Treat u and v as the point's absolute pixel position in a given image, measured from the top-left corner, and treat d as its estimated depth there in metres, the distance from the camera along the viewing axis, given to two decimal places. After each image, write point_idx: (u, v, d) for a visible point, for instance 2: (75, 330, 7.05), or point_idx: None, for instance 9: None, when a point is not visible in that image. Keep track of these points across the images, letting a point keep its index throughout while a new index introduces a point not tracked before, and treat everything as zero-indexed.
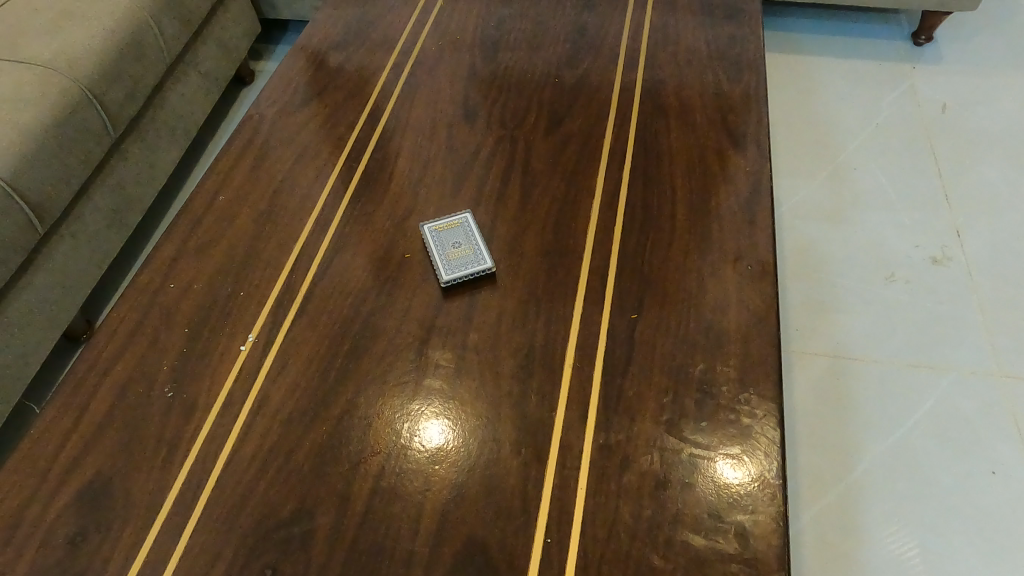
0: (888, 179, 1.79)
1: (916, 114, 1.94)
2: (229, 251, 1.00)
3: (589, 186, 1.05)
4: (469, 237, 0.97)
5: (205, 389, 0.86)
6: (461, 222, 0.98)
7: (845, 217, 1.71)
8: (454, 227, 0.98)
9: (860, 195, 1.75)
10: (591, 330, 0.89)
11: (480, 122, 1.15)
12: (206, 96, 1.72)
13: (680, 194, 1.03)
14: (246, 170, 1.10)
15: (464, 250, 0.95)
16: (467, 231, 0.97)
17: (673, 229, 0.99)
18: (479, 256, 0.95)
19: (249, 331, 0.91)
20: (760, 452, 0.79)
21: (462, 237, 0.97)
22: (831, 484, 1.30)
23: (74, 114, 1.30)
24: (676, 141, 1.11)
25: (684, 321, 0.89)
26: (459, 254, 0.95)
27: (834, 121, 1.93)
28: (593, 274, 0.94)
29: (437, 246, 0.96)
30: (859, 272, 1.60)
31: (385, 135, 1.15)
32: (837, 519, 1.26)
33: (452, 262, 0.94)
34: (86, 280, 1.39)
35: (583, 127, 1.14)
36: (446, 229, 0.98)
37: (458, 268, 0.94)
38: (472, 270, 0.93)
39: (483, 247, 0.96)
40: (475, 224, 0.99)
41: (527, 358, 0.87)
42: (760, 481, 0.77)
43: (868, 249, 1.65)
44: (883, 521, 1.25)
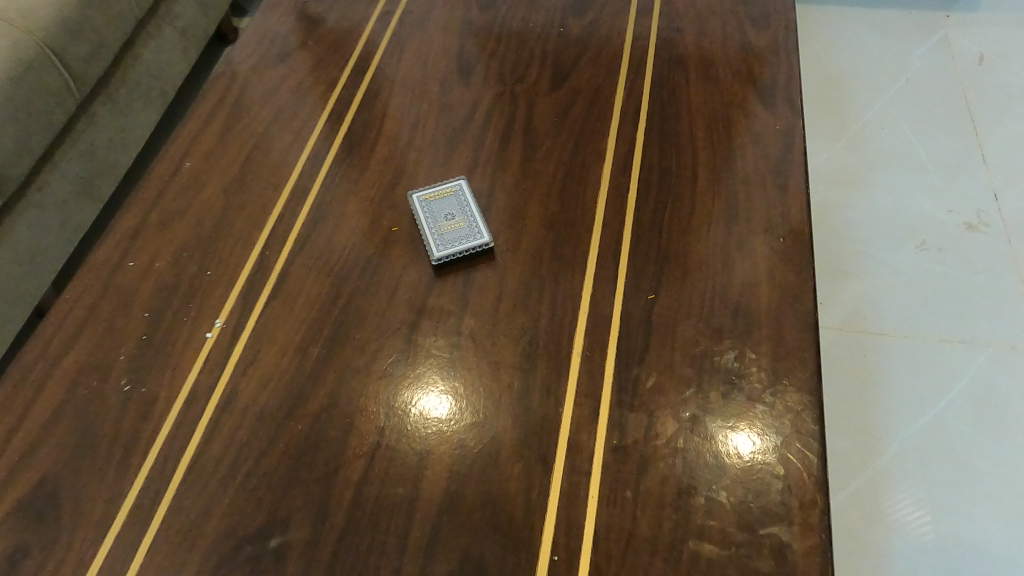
0: (919, 139, 1.65)
1: (948, 67, 1.79)
2: (196, 224, 0.89)
3: (599, 148, 0.93)
4: (464, 208, 0.86)
5: (167, 382, 0.76)
6: (455, 190, 0.87)
7: (873, 181, 1.58)
8: (447, 196, 0.87)
9: (889, 156, 1.62)
10: (603, 313, 0.78)
11: (476, 77, 1.03)
12: (183, 54, 1.59)
13: (703, 157, 0.92)
14: (216, 134, 0.99)
15: (458, 222, 0.85)
16: (462, 201, 0.86)
17: (694, 197, 0.88)
18: (476, 229, 0.84)
19: (217, 316, 0.80)
20: (786, 444, 0.70)
21: (456, 208, 0.86)
22: (859, 470, 1.21)
23: (32, 71, 1.17)
24: (697, 96, 0.99)
25: (708, 303, 0.79)
26: (453, 228, 0.84)
27: (860, 77, 1.79)
28: (605, 249, 0.83)
29: (427, 218, 0.85)
30: (887, 241, 1.49)
31: (370, 93, 1.02)
32: (865, 508, 1.17)
33: (444, 237, 0.83)
34: (54, 254, 1.29)
35: (592, 82, 1.01)
36: (438, 198, 0.87)
37: (452, 243, 0.83)
38: (468, 246, 0.82)
39: (479, 219, 0.85)
40: (471, 193, 0.87)
41: (530, 345, 0.77)
42: (785, 477, 0.68)
43: (898, 215, 1.52)
44: (916, 509, 1.16)
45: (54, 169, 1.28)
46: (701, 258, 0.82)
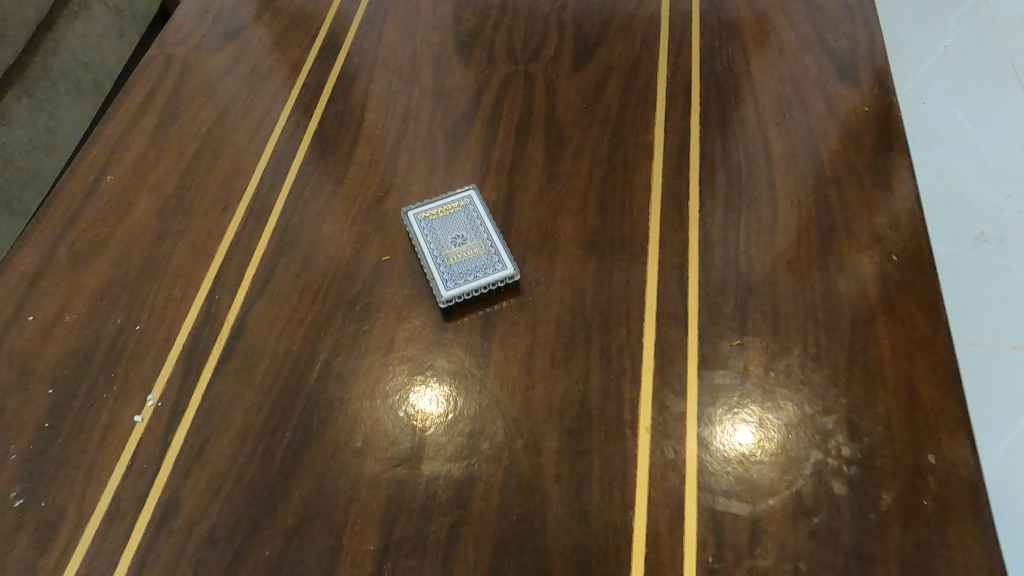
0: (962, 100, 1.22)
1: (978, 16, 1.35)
2: (120, 261, 0.67)
3: (644, 141, 0.73)
4: (478, 227, 0.65)
5: (78, 490, 0.54)
6: (465, 204, 0.66)
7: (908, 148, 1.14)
8: (454, 212, 0.66)
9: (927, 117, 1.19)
10: (673, 369, 0.59)
11: (479, 54, 0.81)
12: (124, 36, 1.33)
13: (777, 151, 0.71)
14: (147, 136, 0.76)
15: (472, 246, 0.64)
16: (474, 218, 0.66)
17: (774, 205, 0.68)
18: (495, 256, 0.63)
19: (148, 391, 0.59)
20: (788, 414, 0.57)
21: (467, 227, 0.65)
22: None
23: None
24: (761, 68, 0.78)
25: (811, 351, 0.59)
26: (465, 255, 0.63)
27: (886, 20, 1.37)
28: (666, 280, 0.63)
29: (428, 243, 0.64)
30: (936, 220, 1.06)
31: (344, 79, 0.80)
32: None
33: (455, 269, 0.63)
34: None
35: (626, 54, 0.80)
36: (442, 216, 0.66)
37: (465, 277, 0.62)
38: (487, 280, 0.62)
39: (499, 242, 0.64)
40: (484, 206, 0.67)
41: (579, 420, 0.57)
42: (783, 453, 0.55)
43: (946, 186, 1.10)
44: None
45: None
46: (794, 289, 0.62)
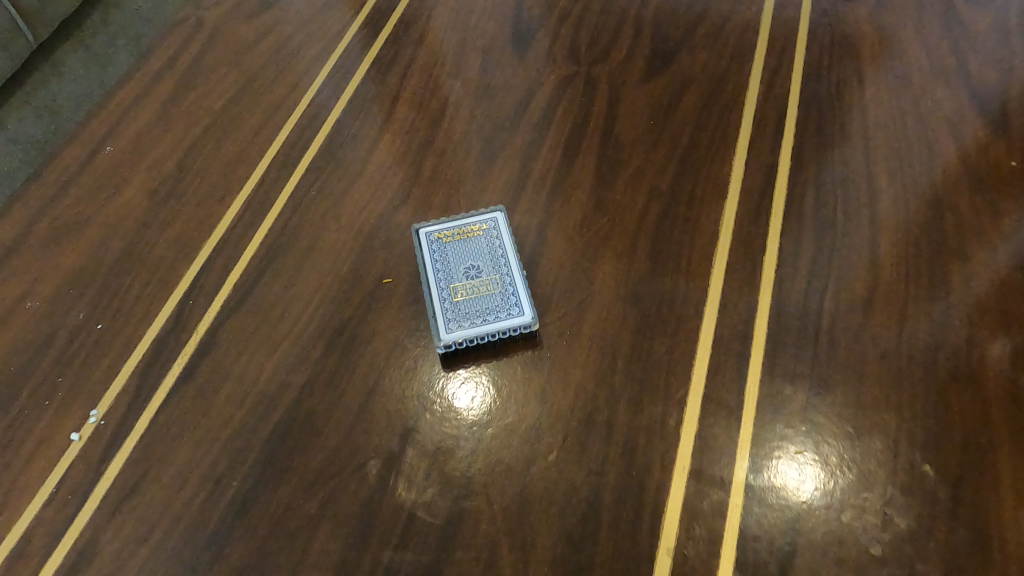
0: None
1: None
2: (98, 246, 0.59)
3: (718, 174, 0.59)
4: (497, 259, 0.55)
5: None
6: (487, 229, 0.56)
7: None
8: (472, 237, 0.56)
9: None
10: (712, 476, 0.47)
11: (536, 49, 0.69)
12: None
13: (887, 205, 0.57)
14: (157, 105, 0.68)
15: (485, 281, 0.53)
16: (495, 248, 0.55)
17: (873, 275, 0.53)
18: (512, 298, 0.52)
19: (93, 406, 0.51)
20: (861, 470, 0.46)
21: (484, 257, 0.55)
22: None
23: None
24: (880, 97, 0.63)
25: (902, 478, 0.46)
26: (475, 291, 0.53)
27: None
28: (720, 356, 0.51)
29: (436, 270, 0.54)
30: None
31: (379, 63, 0.70)
32: None
33: (460, 307, 0.52)
34: None
35: (712, 65, 0.67)
36: (458, 240, 0.56)
37: (471, 319, 0.52)
38: (496, 326, 0.51)
39: (519, 280, 0.53)
40: (510, 234, 0.56)
41: (583, 525, 0.45)
42: (848, 514, 0.45)
43: None
44: None
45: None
46: (887, 393, 0.49)
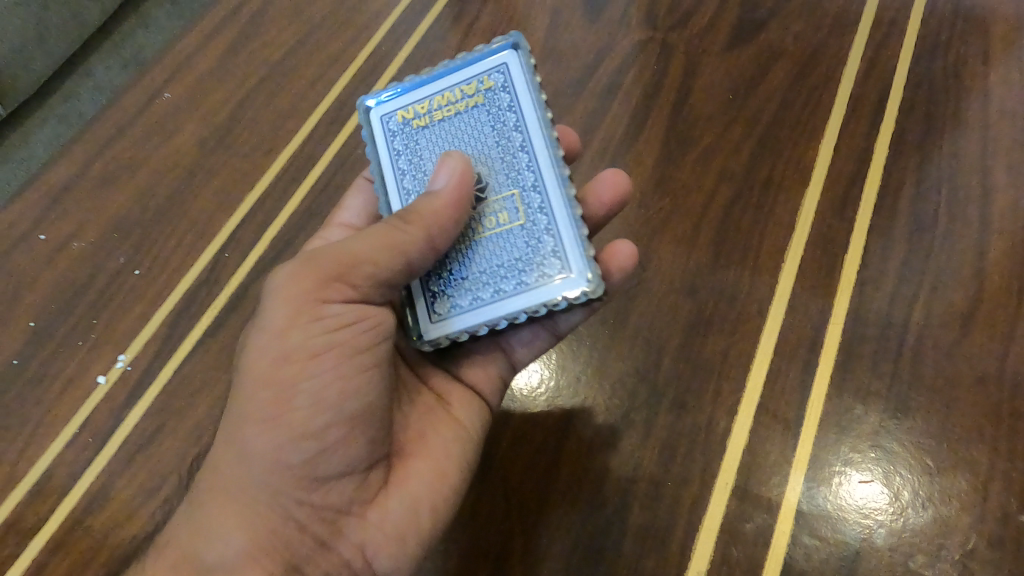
0: None
1: None
2: (146, 192, 0.59)
3: (800, 157, 0.53)
4: (512, 149, 0.38)
5: (18, 447, 0.47)
6: (489, 89, 0.39)
7: None
8: (465, 112, 0.40)
9: None
10: (756, 496, 0.42)
11: (610, 9, 0.63)
12: None
13: (1003, 206, 0.48)
14: (218, 55, 0.67)
15: (497, 205, 0.38)
16: (502, 123, 0.39)
17: (976, 287, 0.46)
18: (545, 238, 0.37)
19: (122, 350, 0.51)
20: (942, 510, 0.40)
21: (492, 147, 0.39)
22: None
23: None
24: (1007, 80, 0.54)
25: (987, 527, 0.40)
26: (484, 230, 0.38)
27: None
28: (782, 364, 0.45)
29: (418, 177, 0.40)
30: None
31: (441, 21, 0.66)
32: None
33: (454, 271, 0.38)
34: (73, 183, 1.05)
35: (808, 34, 0.59)
36: (444, 123, 0.40)
37: (475, 293, 0.38)
38: (528, 298, 0.36)
39: (553, 193, 0.37)
40: (526, 84, 0.39)
41: (607, 532, 0.42)
42: (917, 558, 0.39)
43: None
44: None
45: None
46: (981, 426, 0.42)
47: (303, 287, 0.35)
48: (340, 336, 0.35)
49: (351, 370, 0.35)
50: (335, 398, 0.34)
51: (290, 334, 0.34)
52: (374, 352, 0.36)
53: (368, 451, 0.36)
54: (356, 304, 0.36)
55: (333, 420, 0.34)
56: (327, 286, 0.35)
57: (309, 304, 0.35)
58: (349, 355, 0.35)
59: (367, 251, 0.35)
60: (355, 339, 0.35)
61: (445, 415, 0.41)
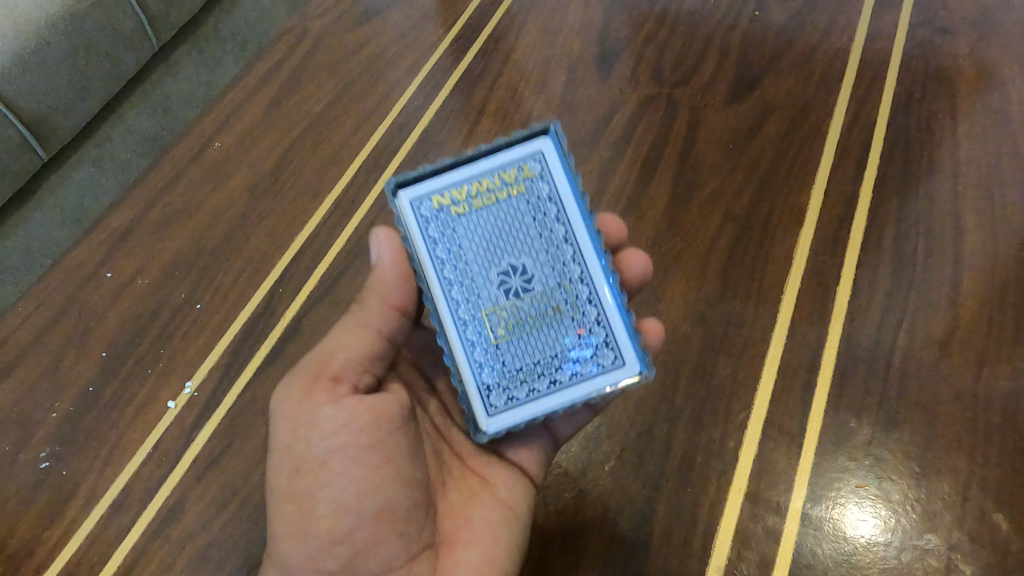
0: None
1: None
2: (203, 232, 0.64)
3: (794, 200, 0.59)
4: (556, 241, 0.42)
5: (97, 465, 0.52)
6: (528, 177, 0.42)
7: None
8: (504, 201, 0.42)
9: None
10: (766, 500, 0.47)
11: (619, 67, 0.71)
12: None
13: (974, 243, 0.55)
14: (263, 105, 0.73)
15: (549, 298, 0.42)
16: (544, 213, 0.42)
17: (953, 315, 0.52)
18: (596, 328, 0.42)
19: (189, 376, 0.56)
20: (929, 509, 0.46)
21: (537, 240, 0.42)
22: None
23: (97, 6, 0.94)
24: (973, 131, 0.61)
25: (968, 524, 0.45)
26: (541, 321, 0.42)
27: None
28: (785, 384, 0.51)
29: (464, 269, 0.42)
30: None
31: (468, 76, 0.73)
32: None
33: (510, 365, 0.42)
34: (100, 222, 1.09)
35: (798, 90, 0.66)
36: (482, 211, 0.42)
37: (532, 384, 0.42)
38: (587, 385, 0.42)
39: (600, 286, 0.42)
40: (564, 173, 0.42)
41: (636, 533, 0.47)
42: (908, 553, 0.45)
43: None
44: None
45: (118, 124, 1.05)
46: (961, 435, 0.48)
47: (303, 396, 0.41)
48: (340, 443, 0.40)
49: (356, 472, 0.40)
50: (352, 502, 0.40)
51: (297, 448, 0.41)
52: (381, 448, 0.41)
53: (401, 545, 0.41)
54: (358, 402, 0.41)
55: (351, 521, 0.40)
56: (321, 395, 0.41)
57: (308, 415, 0.41)
58: (356, 456, 0.40)
59: (355, 346, 0.43)
60: (356, 438, 0.40)
61: (490, 499, 0.46)
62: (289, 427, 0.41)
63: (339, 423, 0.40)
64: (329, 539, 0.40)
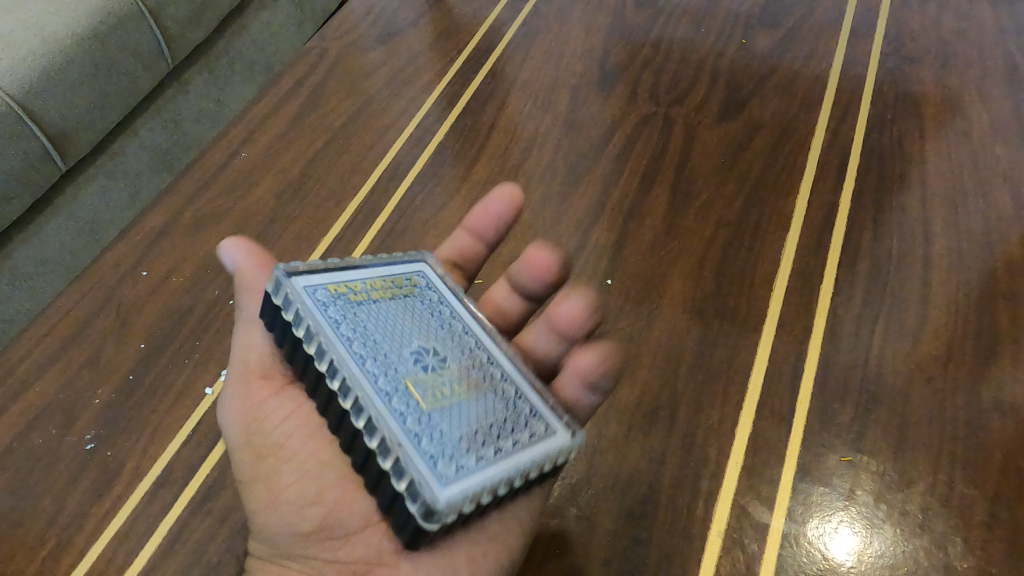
0: None
1: None
2: (233, 235, 0.69)
3: (779, 208, 0.65)
4: (458, 332, 0.46)
5: (141, 447, 0.56)
6: (416, 286, 0.48)
7: None
8: (399, 299, 0.46)
9: None
10: (759, 473, 0.52)
11: (620, 89, 0.77)
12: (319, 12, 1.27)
13: (941, 246, 0.61)
14: (286, 120, 0.78)
15: (468, 372, 0.43)
16: (440, 313, 0.47)
17: (923, 310, 0.58)
18: (521, 402, 0.43)
19: (224, 366, 0.60)
20: (905, 478, 0.51)
21: (444, 336, 0.45)
22: None
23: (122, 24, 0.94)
24: (937, 148, 0.68)
25: (939, 491, 0.50)
26: (467, 391, 0.42)
27: None
28: (775, 370, 0.56)
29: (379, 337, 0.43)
30: None
31: (480, 94, 0.79)
32: None
33: (450, 433, 0.39)
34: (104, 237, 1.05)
35: (781, 112, 0.73)
36: (377, 302, 0.45)
37: (478, 452, 0.39)
38: (529, 450, 0.41)
39: (511, 367, 0.45)
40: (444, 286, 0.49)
41: (643, 504, 0.52)
42: (888, 517, 0.50)
43: None
44: None
45: (132, 137, 1.05)
46: (932, 415, 0.53)
47: (247, 429, 0.47)
48: (309, 461, 0.45)
49: (332, 473, 0.45)
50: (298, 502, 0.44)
51: (245, 472, 0.46)
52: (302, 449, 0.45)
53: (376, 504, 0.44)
54: (294, 413, 0.46)
55: (334, 501, 0.44)
56: (260, 401, 0.47)
57: (270, 444, 0.46)
58: (278, 467, 0.45)
59: (256, 343, 0.48)
60: (318, 447, 0.45)
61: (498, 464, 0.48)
62: (252, 462, 0.46)
63: (297, 447, 0.46)
64: (323, 534, 0.44)
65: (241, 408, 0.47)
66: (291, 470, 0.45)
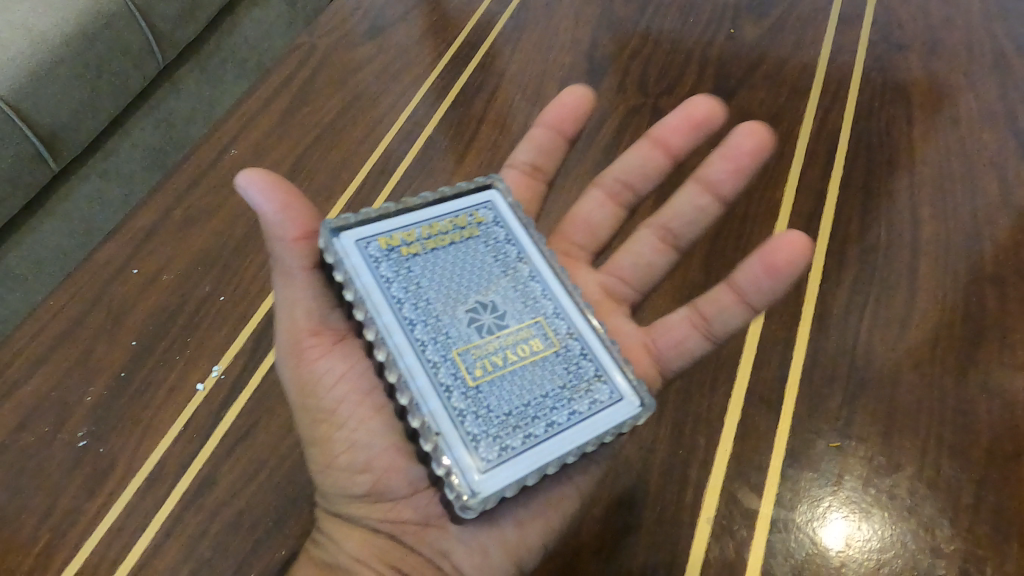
0: None
1: None
2: (222, 231, 0.69)
3: (768, 196, 0.65)
4: (523, 280, 0.45)
5: (134, 443, 0.56)
6: (480, 223, 0.47)
7: None
8: (460, 245, 0.46)
9: None
10: (748, 461, 0.52)
11: (609, 80, 0.77)
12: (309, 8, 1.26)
13: (929, 232, 0.61)
14: (275, 116, 0.78)
15: (527, 333, 0.43)
16: (504, 255, 0.46)
17: (911, 296, 0.58)
18: (584, 362, 0.42)
19: (216, 361, 0.60)
20: (893, 462, 0.51)
21: (505, 289, 0.45)
22: None
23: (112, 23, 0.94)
24: (925, 134, 0.68)
25: (927, 474, 0.50)
26: (523, 356, 0.42)
27: None
28: (764, 358, 0.56)
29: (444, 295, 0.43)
30: None
31: (469, 88, 0.79)
32: None
33: (494, 410, 0.40)
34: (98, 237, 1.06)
35: (770, 101, 0.73)
36: (434, 253, 0.45)
37: (526, 429, 0.39)
38: (585, 424, 0.40)
39: (578, 324, 0.44)
40: (510, 220, 0.48)
41: (633, 492, 0.52)
42: (877, 501, 0.50)
43: None
44: None
45: (125, 138, 1.06)
46: (921, 399, 0.53)
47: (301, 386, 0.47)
48: (359, 432, 0.46)
49: (381, 444, 0.45)
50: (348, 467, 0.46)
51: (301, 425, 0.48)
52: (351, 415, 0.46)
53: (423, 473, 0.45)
54: (343, 378, 0.46)
55: (382, 472, 0.45)
56: (311, 360, 0.47)
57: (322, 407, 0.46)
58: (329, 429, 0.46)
59: (298, 299, 0.46)
60: (367, 415, 0.46)
61: None
62: (310, 424, 0.47)
63: (347, 414, 0.46)
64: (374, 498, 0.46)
65: (295, 369, 0.47)
66: (342, 438, 0.46)
